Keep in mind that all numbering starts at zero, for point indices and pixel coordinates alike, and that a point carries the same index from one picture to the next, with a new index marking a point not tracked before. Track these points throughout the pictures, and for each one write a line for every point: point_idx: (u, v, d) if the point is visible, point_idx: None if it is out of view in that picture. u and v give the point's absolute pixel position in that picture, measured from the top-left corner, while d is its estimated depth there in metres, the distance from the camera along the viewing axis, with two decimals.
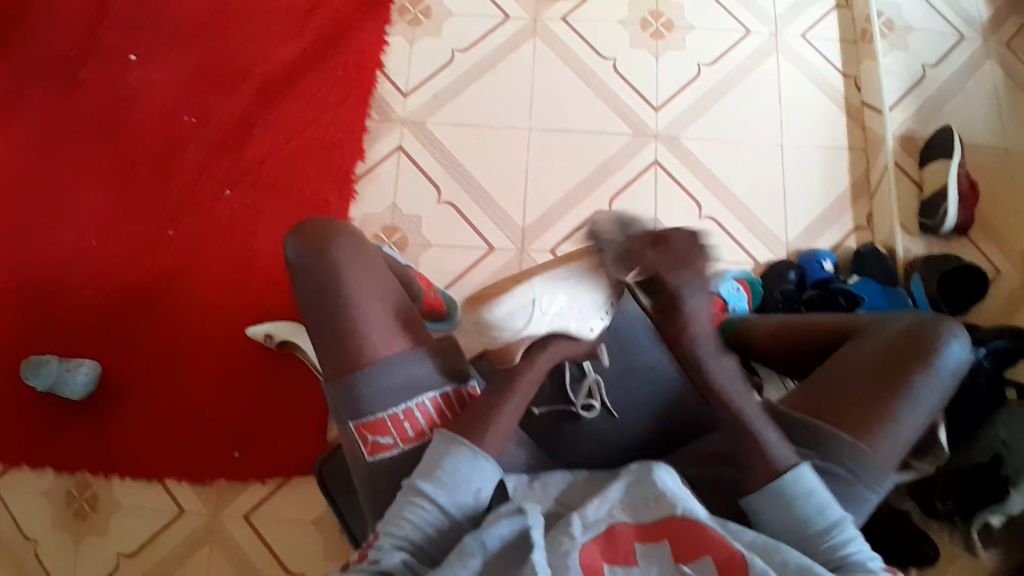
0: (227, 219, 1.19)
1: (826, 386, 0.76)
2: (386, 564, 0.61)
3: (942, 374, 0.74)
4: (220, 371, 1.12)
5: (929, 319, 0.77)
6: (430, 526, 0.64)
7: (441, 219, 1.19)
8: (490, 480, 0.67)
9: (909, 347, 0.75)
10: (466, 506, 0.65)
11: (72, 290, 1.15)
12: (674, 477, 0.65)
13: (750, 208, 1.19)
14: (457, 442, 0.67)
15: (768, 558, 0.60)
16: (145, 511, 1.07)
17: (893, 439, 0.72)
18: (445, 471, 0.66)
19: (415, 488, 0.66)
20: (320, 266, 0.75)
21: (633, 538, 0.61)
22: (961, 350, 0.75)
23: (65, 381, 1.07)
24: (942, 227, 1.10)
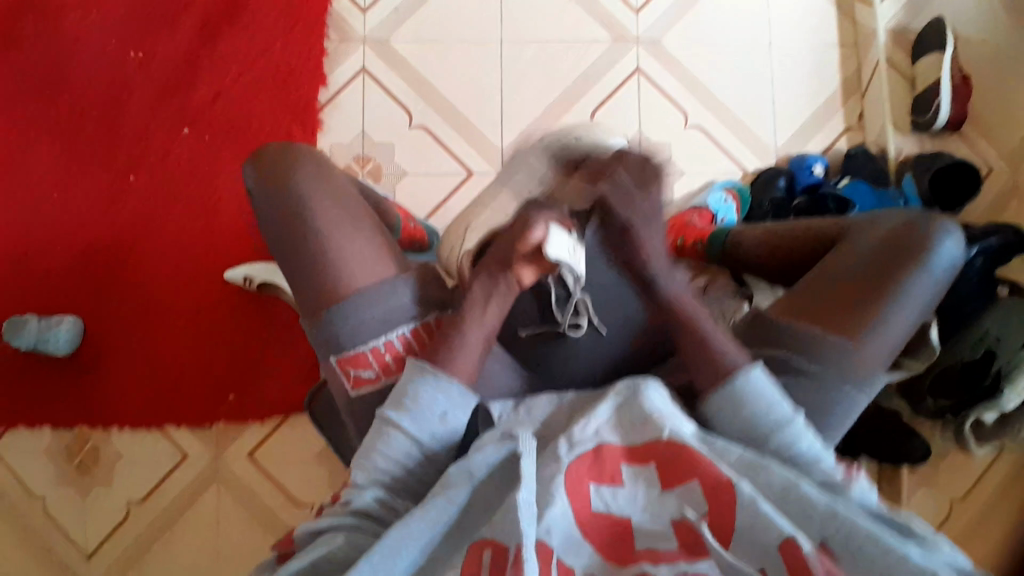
0: (191, 159, 1.13)
1: (812, 291, 0.74)
2: (358, 505, 0.61)
3: (930, 273, 0.72)
4: (205, 316, 1.10)
5: (919, 220, 0.74)
6: (404, 459, 0.63)
7: (416, 146, 1.14)
8: (459, 404, 0.65)
9: (898, 251, 0.73)
10: (436, 433, 0.64)
11: (39, 245, 1.11)
12: (661, 396, 0.64)
13: (737, 114, 1.14)
14: (422, 369, 0.65)
15: (754, 477, 0.58)
16: (148, 458, 1.08)
17: (880, 342, 0.70)
18: (413, 402, 0.64)
19: (384, 419, 0.64)
20: (280, 195, 0.72)
21: (620, 460, 0.60)
22: (952, 248, 0.73)
23: (46, 340, 1.04)
24: (935, 124, 1.07)
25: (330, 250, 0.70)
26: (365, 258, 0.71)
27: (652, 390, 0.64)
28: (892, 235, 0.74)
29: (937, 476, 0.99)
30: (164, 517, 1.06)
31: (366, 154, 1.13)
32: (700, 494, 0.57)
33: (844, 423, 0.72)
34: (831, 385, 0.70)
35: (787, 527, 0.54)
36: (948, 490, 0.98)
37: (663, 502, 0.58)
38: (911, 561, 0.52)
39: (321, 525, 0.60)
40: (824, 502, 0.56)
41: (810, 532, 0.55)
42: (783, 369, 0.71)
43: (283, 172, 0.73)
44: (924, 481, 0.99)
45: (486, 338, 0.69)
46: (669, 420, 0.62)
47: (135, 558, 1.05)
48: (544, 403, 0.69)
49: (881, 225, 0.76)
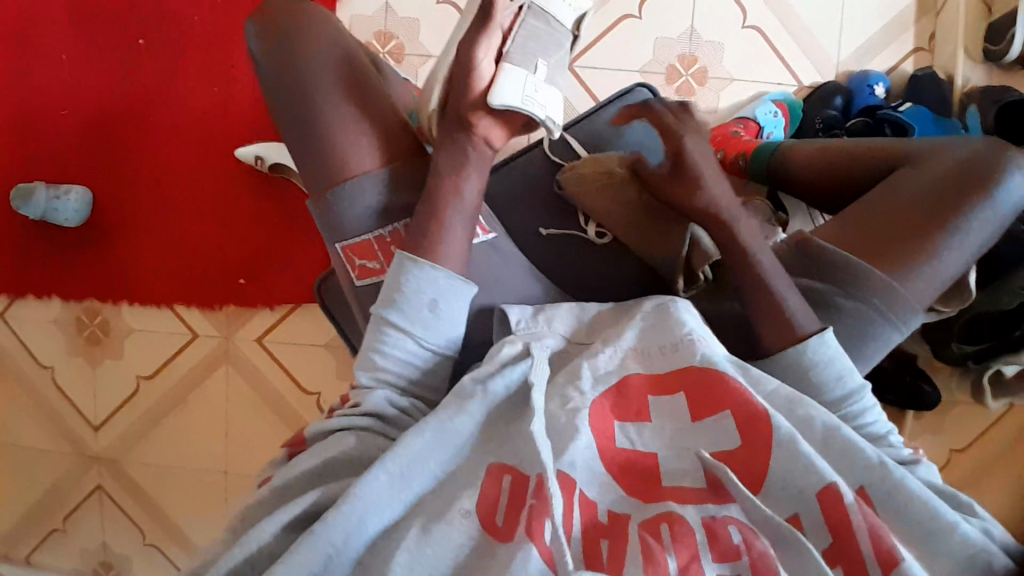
0: (201, 22, 1.03)
1: (867, 221, 0.69)
2: (369, 405, 0.56)
3: (992, 211, 0.68)
4: (216, 196, 1.04)
5: (986, 151, 0.70)
6: (409, 358, 0.58)
7: (445, 27, 1.04)
8: (452, 295, 0.59)
9: (960, 184, 0.68)
10: (437, 330, 0.58)
11: (45, 108, 1.04)
12: (692, 318, 0.59)
13: (801, 20, 1.05)
14: (413, 262, 0.58)
15: (791, 413, 0.54)
16: (158, 335, 1.07)
17: (929, 278, 0.67)
18: (405, 292, 0.58)
19: (383, 318, 0.58)
20: (280, 60, 0.66)
21: (646, 391, 0.56)
22: (1017, 186, 0.69)
23: (56, 210, 1.00)
24: (1006, 56, 0.99)
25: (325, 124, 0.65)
26: (360, 133, 0.65)
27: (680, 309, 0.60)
28: (955, 165, 0.69)
29: (943, 422, 1.00)
30: (173, 394, 1.07)
31: (388, 31, 1.04)
32: (732, 428, 0.52)
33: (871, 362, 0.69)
34: (873, 323, 0.66)
35: (828, 473, 0.50)
36: (952, 440, 1.00)
37: (696, 440, 0.53)
38: (962, 531, 0.50)
39: (331, 426, 0.56)
40: (873, 453, 0.52)
41: (849, 480, 0.52)
42: (829, 305, 0.66)
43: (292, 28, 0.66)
44: (929, 427, 1.00)
45: (467, 216, 0.62)
46: (703, 344, 0.56)
47: (145, 430, 1.07)
48: (565, 320, 0.64)
49: (943, 152, 0.71)
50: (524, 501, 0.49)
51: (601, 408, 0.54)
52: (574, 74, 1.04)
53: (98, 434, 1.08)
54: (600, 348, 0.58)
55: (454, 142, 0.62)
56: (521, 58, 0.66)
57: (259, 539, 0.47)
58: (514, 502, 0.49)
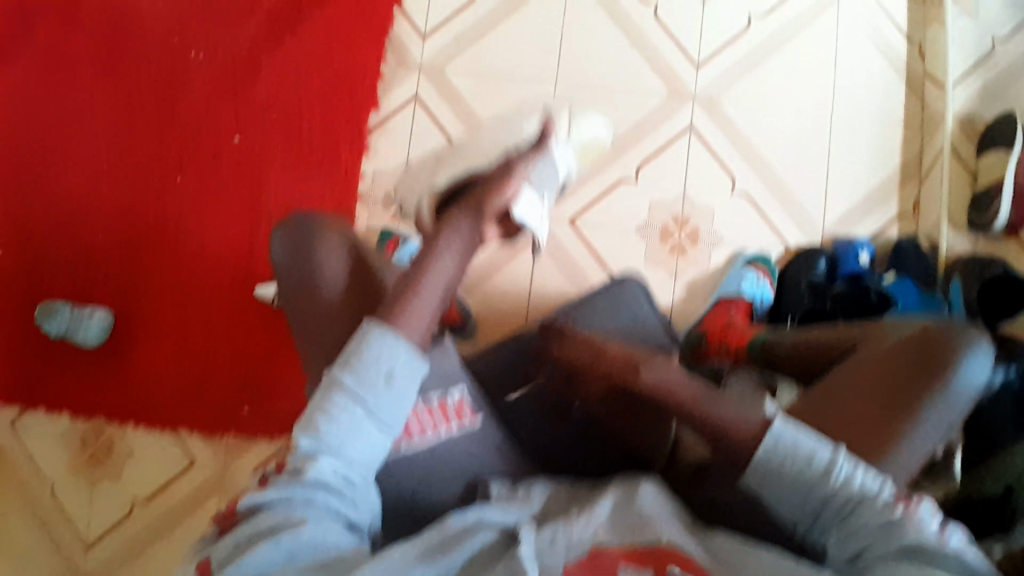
0: (237, 166, 1.13)
1: (826, 400, 0.68)
2: (311, 477, 0.55)
3: (953, 393, 0.65)
4: (229, 326, 1.11)
5: (948, 326, 0.69)
6: (354, 432, 0.57)
7: None
8: (407, 365, 0.60)
9: (915, 360, 0.67)
10: (384, 396, 0.59)
11: (81, 236, 1.12)
12: (654, 499, 0.62)
13: (789, 186, 1.11)
14: (382, 328, 0.61)
15: None
16: (158, 460, 1.09)
17: (900, 462, 0.63)
18: (357, 364, 0.59)
19: (335, 380, 0.59)
20: (296, 244, 0.73)
21: (619, 558, 0.55)
22: (979, 367, 0.67)
23: (77, 327, 1.07)
24: (992, 227, 1.04)
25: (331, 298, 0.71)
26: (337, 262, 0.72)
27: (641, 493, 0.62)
28: (910, 343, 0.69)
29: None
30: (165, 519, 1.07)
31: None
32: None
33: None
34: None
35: None
36: None
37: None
38: None
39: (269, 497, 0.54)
40: None
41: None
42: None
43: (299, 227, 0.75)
44: None
45: (437, 298, 0.67)
46: (661, 526, 0.58)
47: (132, 555, 1.07)
48: (552, 493, 0.66)
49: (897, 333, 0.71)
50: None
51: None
52: (574, 227, 1.11)
53: (89, 553, 1.07)
54: (574, 518, 0.59)
55: (454, 227, 0.71)
56: (539, 182, 0.77)
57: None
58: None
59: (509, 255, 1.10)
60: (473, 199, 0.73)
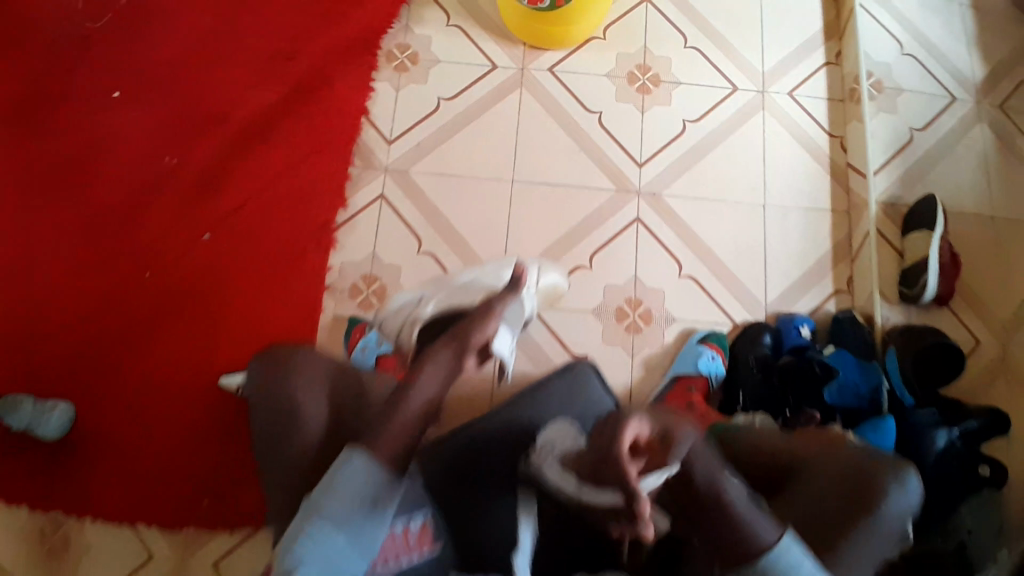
0: (204, 263, 1.19)
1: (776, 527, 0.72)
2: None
3: (887, 527, 0.71)
4: (191, 417, 1.12)
5: (882, 465, 0.74)
6: (333, 552, 0.63)
7: (421, 270, 1.20)
8: (384, 488, 0.67)
9: (850, 496, 0.72)
10: (362, 513, 0.65)
11: (48, 332, 1.15)
12: None
13: (729, 268, 1.19)
14: (358, 456, 0.67)
15: None
16: (115, 554, 1.07)
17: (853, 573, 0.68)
18: (342, 488, 0.65)
19: (314, 506, 0.65)
20: (273, 376, 0.83)
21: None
22: (908, 502, 0.72)
23: (39, 423, 1.07)
24: (923, 296, 1.11)
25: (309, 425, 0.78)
26: (314, 408, 0.80)
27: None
28: (852, 473, 0.74)
29: None
30: None
31: (373, 273, 1.20)
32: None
33: None
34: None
35: None
36: None
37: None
38: None
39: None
40: None
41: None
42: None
43: (283, 367, 0.84)
44: None
45: (418, 411, 0.73)
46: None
47: None
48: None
49: (847, 456, 0.76)
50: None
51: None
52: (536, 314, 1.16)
53: None
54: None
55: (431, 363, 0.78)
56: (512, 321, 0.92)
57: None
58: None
59: None
60: (458, 331, 0.83)
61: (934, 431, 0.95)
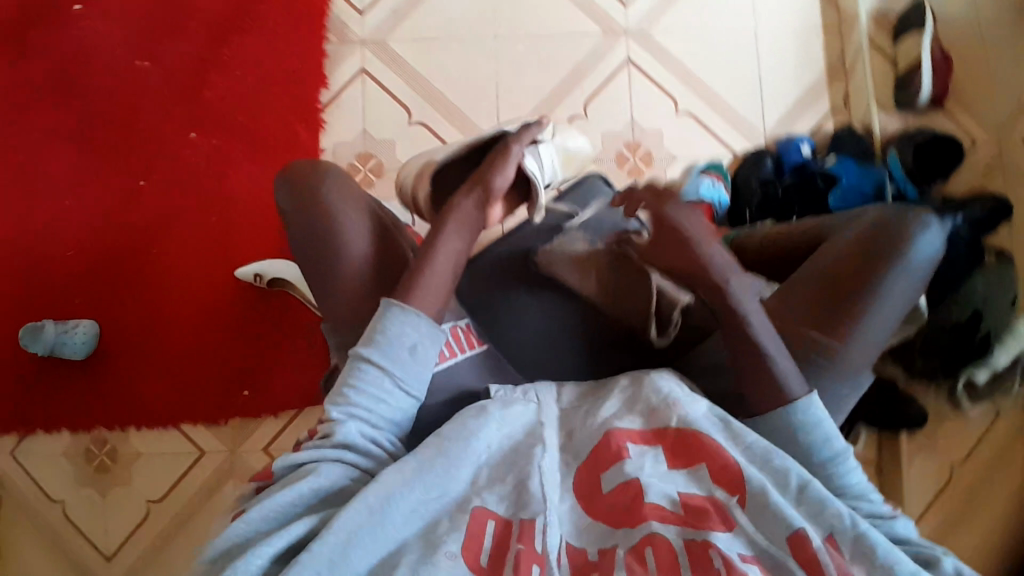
0: (196, 162, 1.16)
1: (796, 291, 0.68)
2: (339, 437, 0.57)
3: (910, 271, 0.66)
4: (213, 317, 1.12)
5: (896, 212, 0.69)
6: (381, 396, 0.60)
7: (417, 142, 1.17)
8: (428, 336, 0.63)
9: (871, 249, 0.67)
10: (405, 362, 0.62)
11: (55, 255, 1.13)
12: (673, 384, 0.62)
13: (726, 99, 1.18)
14: (395, 305, 0.63)
15: (768, 464, 0.56)
16: (167, 456, 1.11)
17: (869, 339, 0.66)
18: (382, 334, 0.62)
19: (355, 355, 0.62)
20: (306, 198, 0.73)
21: (627, 439, 0.57)
22: (931, 243, 0.67)
23: (64, 342, 1.07)
24: (919, 99, 1.12)
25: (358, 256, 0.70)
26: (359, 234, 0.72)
27: (665, 376, 0.62)
28: (871, 228, 0.68)
29: (935, 441, 1.04)
30: (183, 513, 1.09)
31: (368, 150, 1.17)
32: (709, 479, 0.55)
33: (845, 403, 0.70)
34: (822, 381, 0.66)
35: (798, 519, 0.51)
36: (947, 453, 1.04)
37: (673, 482, 0.55)
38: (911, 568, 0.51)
39: (300, 458, 0.56)
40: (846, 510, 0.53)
41: (819, 528, 0.53)
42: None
43: (307, 192, 0.73)
44: (921, 448, 1.04)
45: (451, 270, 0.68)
46: (678, 408, 0.59)
47: (155, 554, 1.08)
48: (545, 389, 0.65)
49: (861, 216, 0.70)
50: (509, 547, 0.50)
51: (584, 472, 0.57)
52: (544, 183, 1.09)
53: (110, 563, 1.08)
54: (584, 418, 0.61)
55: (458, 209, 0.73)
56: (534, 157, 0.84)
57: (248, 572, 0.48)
58: (497, 548, 0.50)
59: None
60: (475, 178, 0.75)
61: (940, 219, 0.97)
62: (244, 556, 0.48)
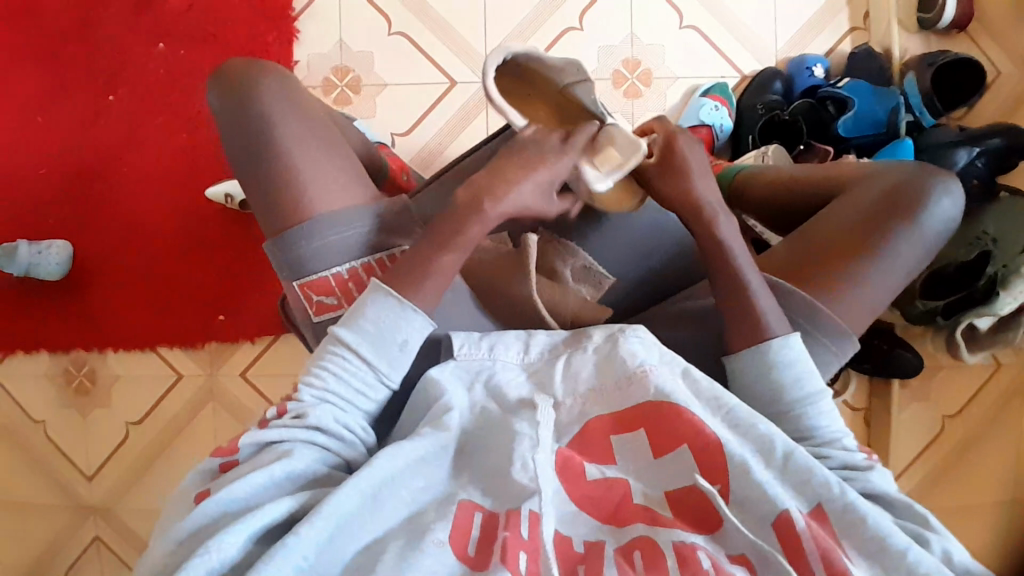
0: (165, 74, 1.08)
1: (805, 243, 0.69)
2: (313, 420, 0.53)
3: (922, 236, 0.67)
4: (187, 239, 1.08)
5: (915, 175, 0.69)
6: (359, 386, 0.56)
7: (395, 55, 1.09)
8: (419, 331, 0.58)
9: (886, 207, 0.67)
10: (391, 358, 0.57)
11: (24, 172, 1.08)
12: (643, 344, 0.59)
13: (736, 14, 1.08)
14: (382, 292, 0.57)
15: (751, 431, 0.54)
16: (145, 379, 1.09)
17: (864, 299, 0.66)
18: (372, 318, 0.57)
19: (335, 337, 0.56)
20: (248, 111, 0.65)
21: (610, 431, 0.56)
22: (952, 209, 0.68)
23: (37, 263, 1.03)
24: (939, 22, 1.00)
25: (312, 183, 0.64)
26: (318, 162, 0.65)
27: (638, 333, 0.60)
28: (896, 184, 0.69)
29: (931, 389, 1.02)
30: (161, 436, 1.09)
31: (344, 64, 1.09)
32: (692, 462, 0.53)
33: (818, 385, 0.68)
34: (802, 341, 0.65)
35: (782, 498, 0.50)
36: (941, 406, 1.02)
37: (650, 478, 0.53)
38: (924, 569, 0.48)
39: (269, 437, 0.52)
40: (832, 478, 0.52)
41: (804, 499, 0.52)
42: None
43: (240, 92, 0.65)
44: (916, 395, 1.02)
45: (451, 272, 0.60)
46: (653, 376, 0.56)
47: (137, 476, 1.08)
48: (513, 351, 0.62)
49: (890, 173, 0.70)
50: (496, 534, 0.48)
51: (569, 454, 0.54)
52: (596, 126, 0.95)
53: (92, 482, 1.09)
54: (560, 397, 0.58)
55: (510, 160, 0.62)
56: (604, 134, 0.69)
57: (225, 554, 0.44)
58: (486, 535, 0.48)
59: (455, 130, 1.09)
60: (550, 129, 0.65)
61: (955, 152, 0.92)
62: (218, 536, 0.44)
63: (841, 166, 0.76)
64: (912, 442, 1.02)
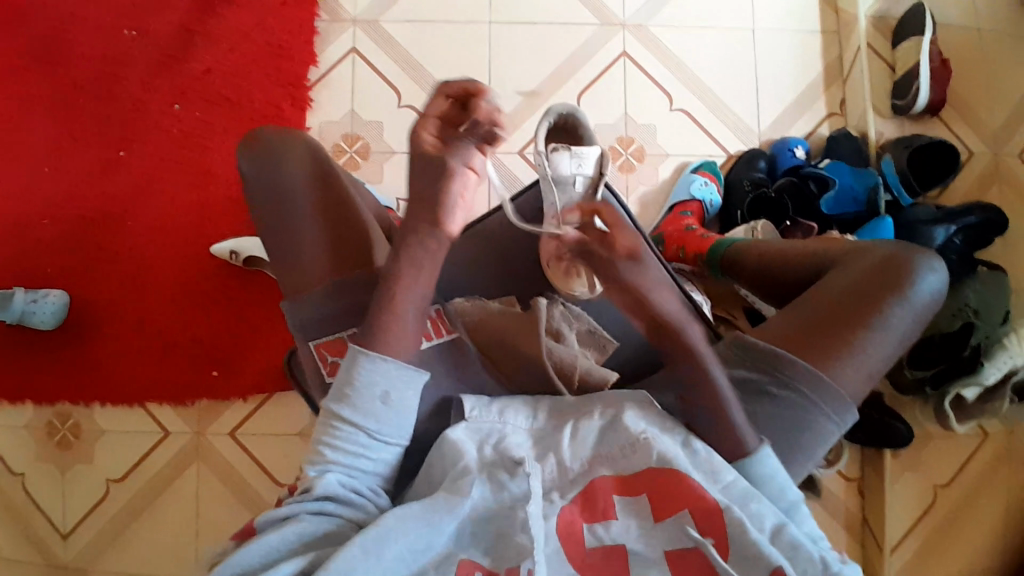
0: (177, 134, 1.12)
1: (805, 311, 0.72)
2: (320, 490, 0.56)
3: (914, 306, 0.71)
4: (185, 297, 1.09)
5: (903, 253, 0.73)
6: (360, 451, 0.59)
7: (404, 125, 1.15)
8: (401, 381, 0.60)
9: (881, 280, 0.71)
10: (377, 414, 0.59)
11: (29, 221, 1.10)
12: (646, 414, 0.61)
13: (721, 98, 1.16)
14: (367, 356, 0.59)
15: (746, 505, 0.55)
16: (130, 434, 1.07)
17: (861, 368, 0.69)
18: (356, 388, 0.59)
19: (332, 412, 0.59)
20: (276, 175, 0.68)
21: (612, 491, 0.55)
22: (936, 282, 0.72)
23: (33, 312, 1.04)
24: (914, 107, 1.08)
25: (319, 251, 0.67)
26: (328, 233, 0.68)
27: (642, 398, 0.62)
28: (887, 260, 0.73)
29: (922, 460, 1.04)
30: (143, 494, 1.06)
31: (355, 132, 1.14)
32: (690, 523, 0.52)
33: (817, 455, 0.69)
34: (805, 412, 0.67)
35: (777, 556, 0.50)
36: (932, 475, 1.03)
37: (651, 542, 0.52)
38: None
39: (280, 513, 0.54)
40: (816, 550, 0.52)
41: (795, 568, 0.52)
42: (761, 392, 0.68)
43: (269, 159, 0.69)
44: (907, 465, 1.03)
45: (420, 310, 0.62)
46: (656, 444, 0.57)
47: (115, 536, 1.05)
48: (522, 415, 0.63)
49: (879, 250, 0.75)
50: None
51: (569, 515, 0.54)
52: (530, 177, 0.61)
53: (66, 542, 1.05)
54: (566, 458, 0.58)
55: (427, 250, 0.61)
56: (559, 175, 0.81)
57: None
58: None
59: None
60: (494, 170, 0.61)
61: (933, 229, 0.97)
62: None
63: (834, 241, 0.80)
64: (907, 511, 1.02)
